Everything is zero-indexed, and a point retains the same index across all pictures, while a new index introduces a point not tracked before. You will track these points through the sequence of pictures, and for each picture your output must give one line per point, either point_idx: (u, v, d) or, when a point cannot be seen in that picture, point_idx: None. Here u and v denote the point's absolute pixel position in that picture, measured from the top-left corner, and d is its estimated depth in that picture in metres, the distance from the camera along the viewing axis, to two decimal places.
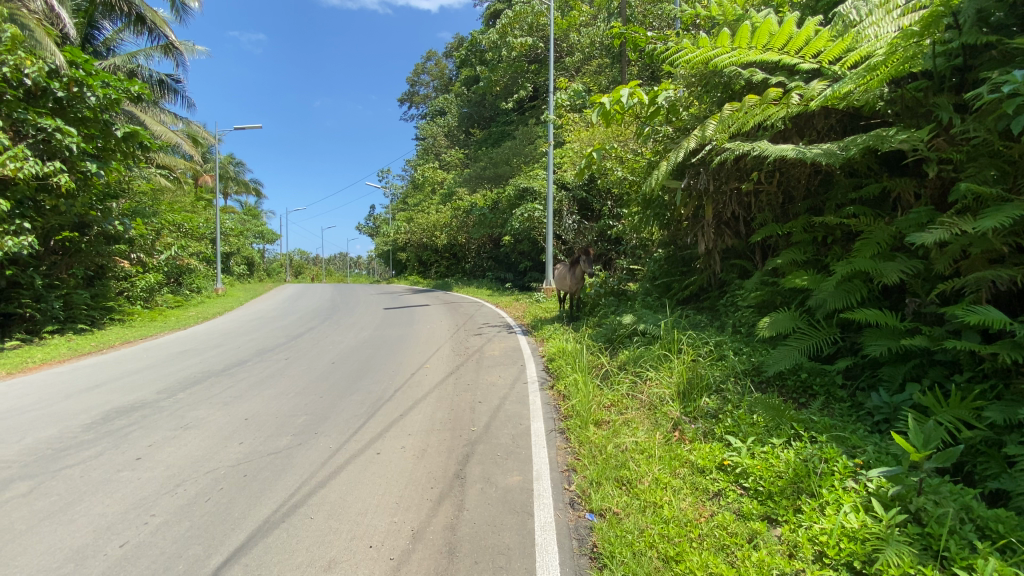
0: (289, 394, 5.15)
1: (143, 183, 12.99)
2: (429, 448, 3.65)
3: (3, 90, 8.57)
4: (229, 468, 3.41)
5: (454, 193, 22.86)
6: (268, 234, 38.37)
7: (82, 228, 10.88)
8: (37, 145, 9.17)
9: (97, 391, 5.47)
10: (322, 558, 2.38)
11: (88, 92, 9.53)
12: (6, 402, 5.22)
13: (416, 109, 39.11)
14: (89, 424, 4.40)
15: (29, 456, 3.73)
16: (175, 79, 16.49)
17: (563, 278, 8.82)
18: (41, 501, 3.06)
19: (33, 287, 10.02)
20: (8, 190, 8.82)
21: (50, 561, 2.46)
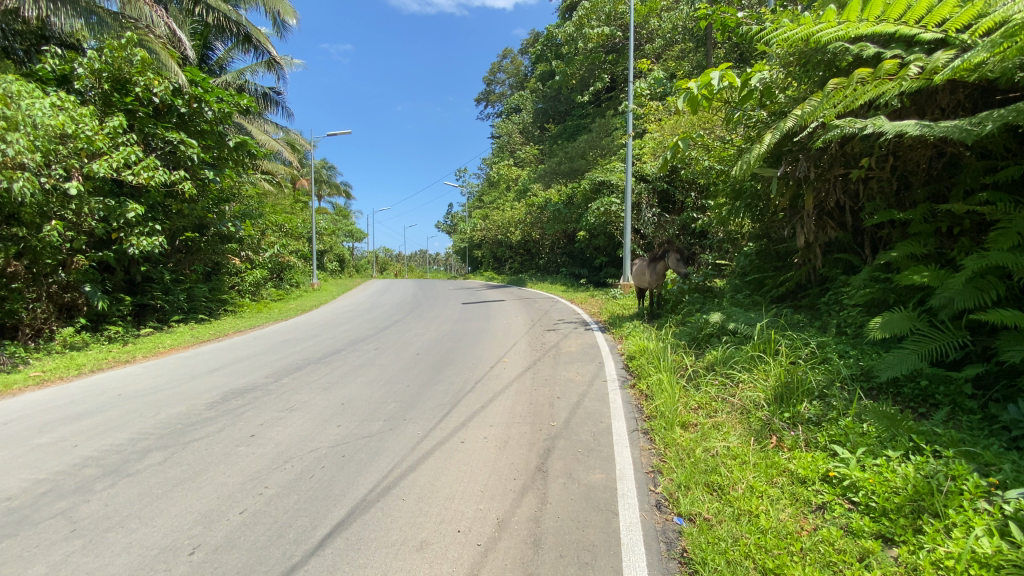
0: (379, 383, 5.46)
1: (251, 188, 14.38)
2: (510, 439, 3.71)
3: (136, 108, 9.83)
4: (328, 448, 3.69)
5: (530, 189, 23.02)
6: (357, 233, 40.98)
7: (201, 229, 12.23)
8: (165, 156, 10.48)
9: (216, 375, 6.14)
10: (414, 538, 2.50)
11: (206, 107, 10.78)
12: (145, 381, 6.02)
13: (492, 107, 39.71)
14: (211, 403, 4.96)
15: (163, 429, 4.26)
16: (277, 91, 18.02)
17: (643, 274, 8.51)
18: (173, 470, 3.50)
19: (162, 281, 11.45)
20: (142, 196, 10.08)
21: (183, 522, 2.81)
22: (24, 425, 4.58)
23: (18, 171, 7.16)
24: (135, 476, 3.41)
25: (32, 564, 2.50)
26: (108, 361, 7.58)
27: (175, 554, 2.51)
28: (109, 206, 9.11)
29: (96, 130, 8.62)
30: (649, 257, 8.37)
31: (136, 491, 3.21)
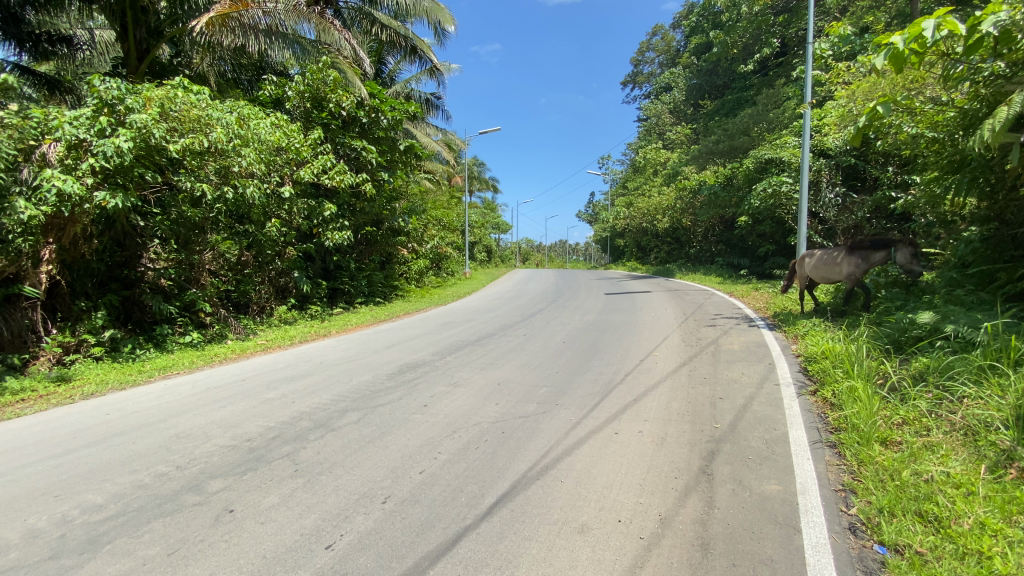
0: (531, 367, 5.69)
1: (418, 186, 16.02)
2: (668, 437, 3.57)
3: (330, 122, 11.63)
4: (490, 424, 3.96)
5: (681, 173, 21.73)
6: (504, 224, 43.01)
7: (378, 224, 14.02)
8: (352, 162, 12.23)
9: (391, 350, 7.01)
10: (574, 520, 2.56)
11: (382, 116, 12.29)
12: (338, 353, 7.13)
13: (640, 89, 38.17)
14: (390, 374, 5.68)
15: (355, 394, 5.01)
16: (437, 95, 19.68)
17: (838, 264, 7.32)
18: (364, 429, 4.09)
19: (349, 269, 13.40)
20: (334, 197, 11.94)
21: (376, 474, 3.28)
22: (256, 382, 5.78)
23: (250, 180, 8.96)
24: (336, 431, 4.07)
25: (269, 494, 3.14)
26: (311, 335, 9.18)
27: (372, 500, 2.95)
28: (311, 206, 11.02)
29: (302, 142, 10.36)
30: (852, 245, 7.19)
31: (338, 443, 3.84)
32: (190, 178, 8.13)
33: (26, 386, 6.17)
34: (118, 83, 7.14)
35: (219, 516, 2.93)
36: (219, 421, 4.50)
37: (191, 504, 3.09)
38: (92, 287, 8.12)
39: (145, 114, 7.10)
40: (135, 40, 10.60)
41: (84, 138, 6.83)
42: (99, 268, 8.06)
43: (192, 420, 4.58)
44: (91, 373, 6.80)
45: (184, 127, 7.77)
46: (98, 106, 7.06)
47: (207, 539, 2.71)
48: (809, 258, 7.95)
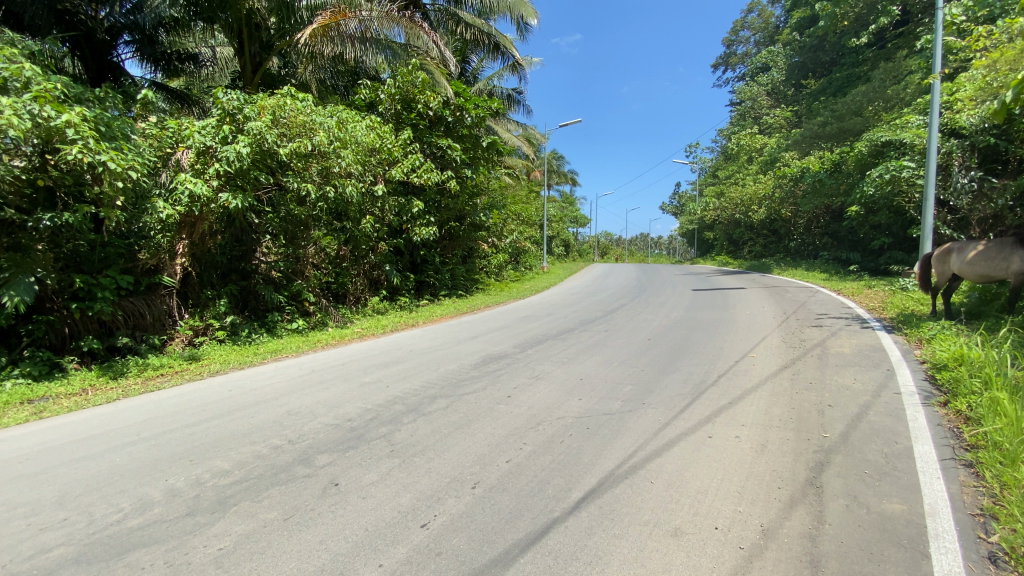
0: (614, 363, 5.59)
1: (499, 181, 16.30)
2: (769, 444, 3.35)
3: (418, 122, 12.16)
4: (575, 419, 3.95)
5: (779, 160, 20.14)
6: (583, 218, 42.53)
7: (460, 219, 14.48)
8: (437, 160, 12.73)
9: (474, 341, 7.22)
10: (666, 523, 2.49)
11: (467, 114, 12.64)
12: (425, 342, 7.48)
13: (733, 70, 35.75)
14: (474, 364, 5.86)
15: (442, 382, 5.23)
16: (519, 90, 19.80)
17: (1007, 259, 6.30)
18: (453, 416, 4.26)
19: (433, 263, 13.98)
20: (421, 194, 12.48)
21: (466, 460, 3.40)
22: (354, 367, 6.23)
23: (348, 180, 9.62)
24: (427, 416, 4.27)
25: (369, 471, 3.38)
26: (401, 324, 9.72)
27: (462, 485, 3.07)
28: (401, 204, 11.63)
29: (393, 142, 10.92)
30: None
31: (429, 428, 4.03)
32: (297, 179, 8.89)
33: (165, 363, 7.14)
34: (238, 95, 7.98)
35: (326, 488, 3.20)
36: (323, 401, 4.90)
37: (302, 475, 3.40)
38: (216, 278, 9.18)
39: (260, 122, 7.90)
40: (250, 54, 12.01)
41: (211, 145, 7.70)
42: (222, 261, 9.10)
43: (299, 400, 5.04)
44: (216, 354, 7.71)
45: (291, 132, 8.48)
46: (221, 116, 7.93)
47: (317, 508, 2.97)
48: (956, 252, 6.84)
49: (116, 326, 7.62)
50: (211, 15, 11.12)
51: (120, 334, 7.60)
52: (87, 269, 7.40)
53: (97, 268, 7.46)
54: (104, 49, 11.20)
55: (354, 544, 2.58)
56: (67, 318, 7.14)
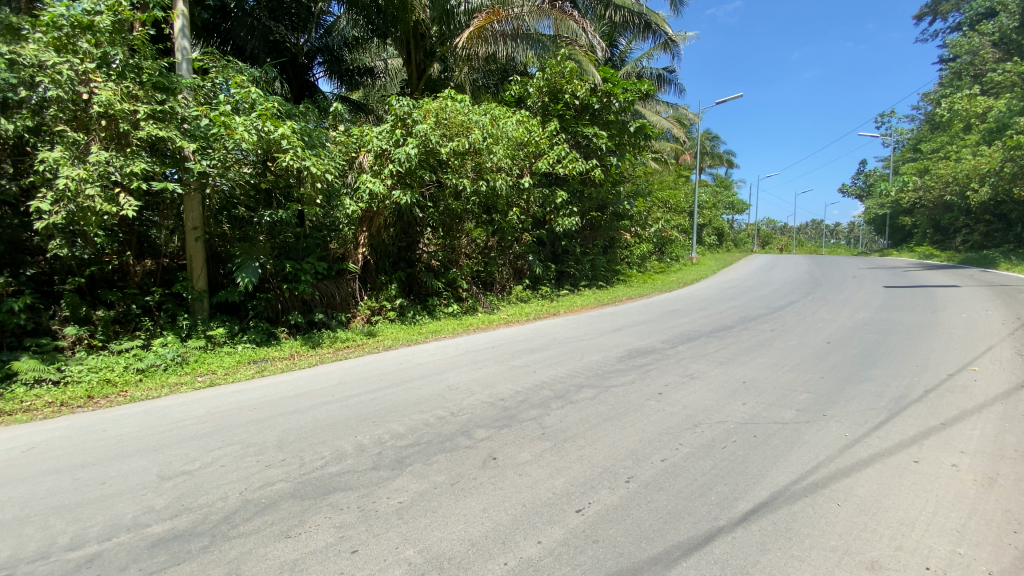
0: (782, 367, 5.05)
1: (644, 168, 15.72)
2: (1001, 479, 2.74)
3: (565, 112, 12.27)
4: (738, 424, 3.68)
5: (1012, 126, 16.01)
6: (739, 204, 38.79)
7: (603, 208, 14.31)
8: (583, 149, 12.77)
9: (619, 334, 7.10)
10: (860, 553, 2.21)
11: (615, 100, 12.46)
12: (569, 331, 7.59)
13: (945, 19, 29.24)
14: (621, 357, 5.77)
15: (589, 371, 5.25)
16: (670, 70, 18.75)
17: None
18: (602, 406, 4.26)
19: (574, 253, 14.09)
20: (566, 184, 12.58)
21: (618, 453, 3.39)
22: (503, 350, 6.58)
23: (499, 174, 10.13)
24: (576, 404, 4.34)
25: (524, 450, 3.55)
26: (544, 312, 10.00)
27: (616, 477, 3.08)
28: (546, 195, 11.90)
29: (541, 135, 11.15)
30: None
31: (579, 416, 4.09)
32: (455, 175, 9.60)
33: (349, 336, 8.37)
34: (408, 101, 8.83)
35: (486, 461, 3.45)
36: (478, 380, 5.27)
37: (464, 446, 3.70)
38: (388, 265, 10.38)
39: (425, 125, 8.67)
40: (416, 62, 13.22)
41: (385, 147, 8.69)
42: (392, 250, 10.29)
43: (458, 377, 5.49)
44: (388, 332, 8.77)
45: (451, 132, 9.15)
46: (394, 121, 8.88)
47: (479, 478, 3.22)
48: None
49: (314, 304, 9.10)
50: (385, 31, 12.51)
51: (316, 311, 9.06)
52: (295, 256, 8.94)
53: (301, 256, 8.95)
54: (302, 71, 13.24)
55: (514, 517, 2.75)
56: (279, 296, 8.74)
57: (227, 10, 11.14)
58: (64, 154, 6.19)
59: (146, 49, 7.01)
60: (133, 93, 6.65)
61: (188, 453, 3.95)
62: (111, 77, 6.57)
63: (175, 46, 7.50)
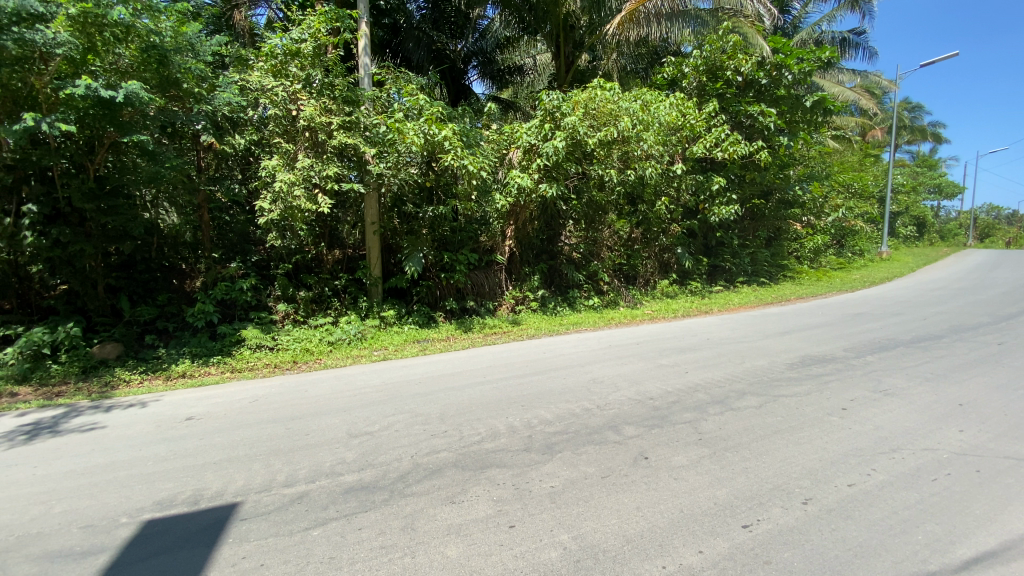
0: (1018, 390, 4.04)
1: (820, 148, 13.76)
2: None
3: (725, 91, 11.31)
4: (952, 456, 3.07)
5: None
6: (949, 187, 31.70)
7: (767, 195, 12.88)
8: (746, 129, 11.72)
9: (787, 337, 6.32)
10: None
11: (787, 72, 11.23)
12: (726, 332, 6.98)
13: None
14: (791, 364, 5.14)
15: (752, 377, 4.77)
16: (858, 31, 16.06)
17: None
18: (770, 417, 3.84)
19: (731, 246, 12.92)
20: (724, 170, 11.58)
21: (791, 470, 3.05)
22: (651, 347, 6.31)
23: (648, 162, 9.76)
24: (737, 411, 3.98)
25: (678, 453, 3.38)
26: (694, 310, 9.34)
27: (790, 496, 2.77)
28: (700, 182, 11.12)
29: (697, 118, 10.40)
30: None
31: (741, 424, 3.75)
32: (601, 166, 9.45)
33: (496, 324, 8.81)
34: (558, 95, 8.84)
35: (638, 459, 3.35)
36: (625, 376, 5.15)
37: (614, 441, 3.64)
38: (532, 257, 10.68)
39: (574, 117, 8.62)
40: (565, 55, 13.20)
41: (534, 142, 8.90)
42: (538, 242, 10.55)
43: (604, 370, 5.43)
44: (531, 321, 9.04)
45: (600, 121, 8.99)
46: (544, 116, 8.98)
47: (631, 475, 3.14)
48: None
49: (466, 292, 9.78)
50: (535, 27, 12.80)
51: (467, 298, 9.72)
52: (451, 248, 9.68)
53: (456, 247, 9.65)
54: (458, 76, 13.99)
55: (671, 521, 2.63)
56: (437, 284, 9.57)
57: (397, 26, 12.46)
58: (279, 162, 7.53)
59: (336, 68, 8.14)
60: (329, 107, 7.83)
61: (368, 417, 4.54)
62: (313, 94, 7.82)
63: (359, 64, 8.52)
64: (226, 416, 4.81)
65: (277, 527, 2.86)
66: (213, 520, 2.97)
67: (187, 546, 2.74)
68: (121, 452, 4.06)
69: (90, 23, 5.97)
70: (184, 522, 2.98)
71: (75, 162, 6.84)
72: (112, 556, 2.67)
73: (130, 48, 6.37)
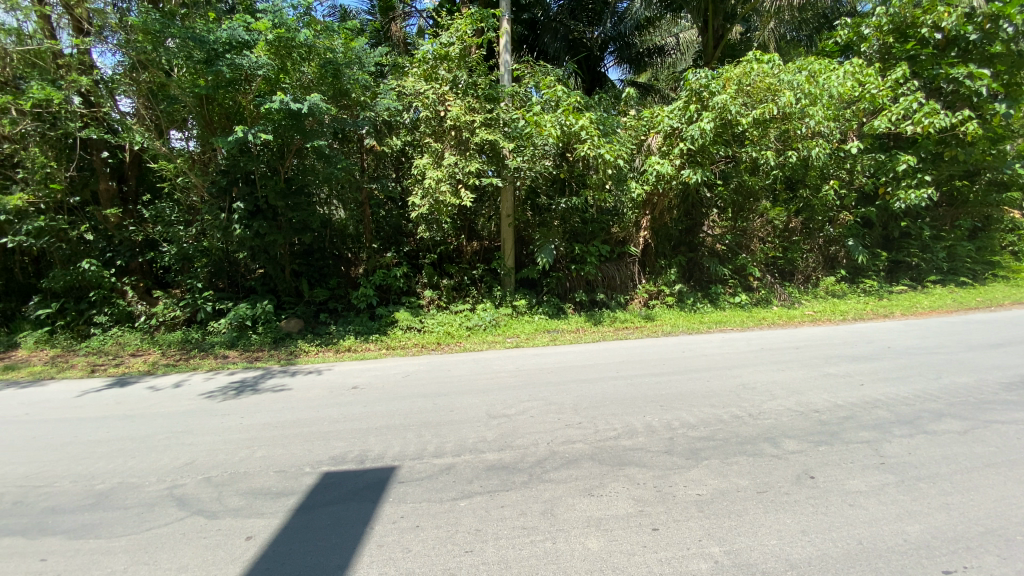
0: None
1: None
2: None
3: (918, 52, 9.46)
4: None
5: None
6: None
7: (972, 176, 10.67)
8: (945, 98, 9.76)
9: (1002, 351, 5.12)
10: None
11: (1008, 24, 9.10)
12: (911, 340, 5.89)
13: None
14: (1008, 384, 4.16)
15: (952, 397, 3.96)
16: None
17: None
18: (979, 447, 3.15)
19: (920, 238, 10.83)
20: (913, 147, 9.83)
21: (1011, 515, 2.48)
22: (812, 353, 5.58)
23: (814, 141, 8.61)
24: (931, 436, 3.33)
25: (853, 476, 2.93)
26: (867, 313, 8.00)
27: (1011, 547, 2.25)
28: (880, 162, 9.60)
29: (880, 86, 8.85)
30: None
31: (937, 451, 3.14)
32: (755, 148, 8.61)
33: (629, 318, 8.52)
34: (707, 72, 8.19)
35: (800, 477, 2.98)
36: (780, 383, 4.62)
37: (770, 454, 3.28)
38: (669, 249, 10.12)
39: (726, 95, 7.91)
40: (713, 30, 12.19)
41: (677, 126, 8.36)
42: (676, 233, 9.96)
43: (754, 376, 4.92)
44: (667, 317, 8.57)
45: (755, 98, 8.17)
46: (689, 97, 8.38)
47: (793, 494, 2.80)
48: None
49: (596, 285, 9.62)
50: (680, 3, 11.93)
51: (598, 291, 9.58)
52: (583, 239, 9.61)
53: (588, 239, 9.54)
54: (594, 64, 13.71)
55: (846, 553, 2.29)
56: (568, 275, 9.59)
57: (536, 21, 12.65)
58: (429, 161, 8.14)
59: (479, 67, 8.49)
60: (473, 105, 8.18)
61: (506, 400, 4.72)
62: (458, 94, 8.27)
63: (500, 61, 8.79)
64: (383, 388, 5.38)
65: (430, 493, 3.11)
66: (376, 480, 3.34)
67: (355, 499, 3.11)
68: (303, 412, 4.77)
69: (283, 47, 7.02)
70: (353, 478, 3.39)
71: (270, 166, 8.09)
72: (299, 499, 3.15)
73: (312, 66, 7.34)
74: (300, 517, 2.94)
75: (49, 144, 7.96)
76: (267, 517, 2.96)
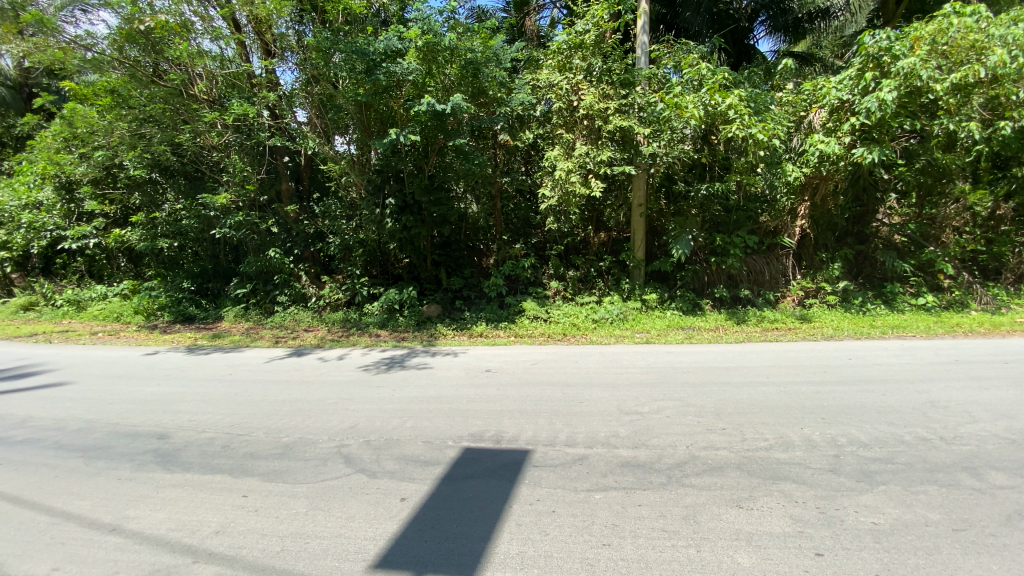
0: None
1: None
2: None
3: None
4: None
5: None
6: None
7: None
8: None
9: None
10: None
11: None
12: None
13: None
14: None
15: None
16: None
17: None
18: None
19: None
20: None
21: None
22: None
23: None
24: None
25: None
26: None
27: None
28: None
29: None
30: None
31: None
32: (951, 119, 7.21)
33: (779, 318, 7.67)
34: (887, 33, 6.96)
35: (1014, 518, 2.46)
36: (983, 404, 3.82)
37: (970, 487, 2.75)
38: (832, 240, 8.94)
39: (915, 57, 6.61)
40: None
41: (848, 98, 7.28)
42: (841, 222, 8.72)
43: (947, 393, 4.12)
44: (826, 318, 7.56)
45: (952, 59, 6.81)
46: (864, 63, 7.17)
47: (1005, 538, 2.31)
48: None
49: (740, 279, 8.86)
50: None
51: (741, 286, 8.79)
52: (725, 230, 8.90)
53: (732, 229, 8.82)
54: (742, 36, 12.59)
55: None
56: (706, 269, 8.96)
57: None
58: (560, 152, 8.12)
59: (615, 52, 8.25)
60: (606, 92, 8.04)
61: (639, 397, 4.59)
62: (592, 82, 8.16)
63: (636, 44, 8.46)
64: (515, 373, 5.59)
65: (565, 481, 3.15)
66: (512, 460, 3.49)
67: (494, 477, 3.28)
68: (444, 390, 5.15)
69: (430, 52, 7.55)
70: (491, 456, 3.58)
71: (417, 165, 8.81)
72: (444, 470, 3.41)
73: (453, 67, 7.79)
74: (445, 486, 3.19)
75: (246, 152, 9.61)
76: (417, 483, 3.25)
